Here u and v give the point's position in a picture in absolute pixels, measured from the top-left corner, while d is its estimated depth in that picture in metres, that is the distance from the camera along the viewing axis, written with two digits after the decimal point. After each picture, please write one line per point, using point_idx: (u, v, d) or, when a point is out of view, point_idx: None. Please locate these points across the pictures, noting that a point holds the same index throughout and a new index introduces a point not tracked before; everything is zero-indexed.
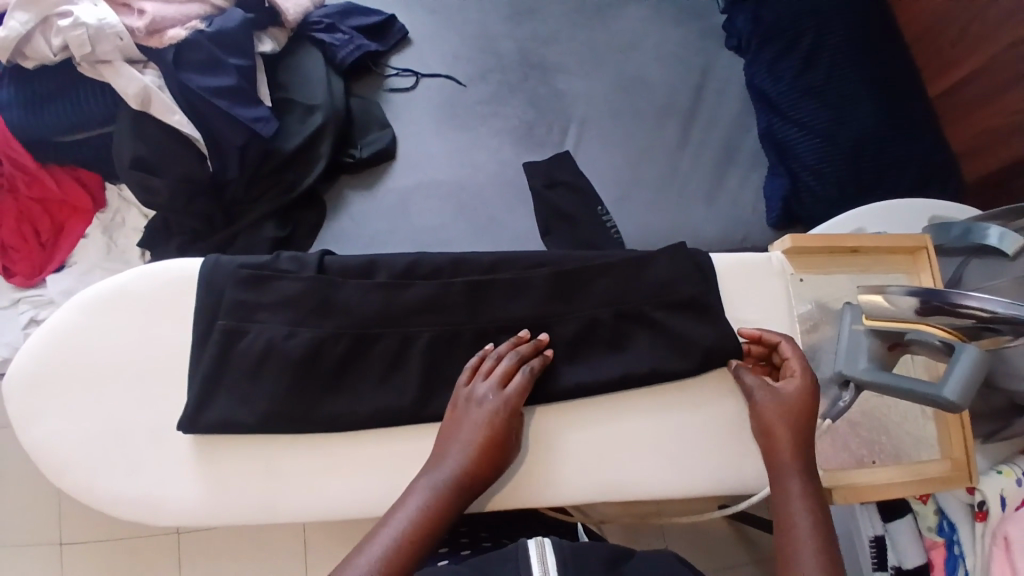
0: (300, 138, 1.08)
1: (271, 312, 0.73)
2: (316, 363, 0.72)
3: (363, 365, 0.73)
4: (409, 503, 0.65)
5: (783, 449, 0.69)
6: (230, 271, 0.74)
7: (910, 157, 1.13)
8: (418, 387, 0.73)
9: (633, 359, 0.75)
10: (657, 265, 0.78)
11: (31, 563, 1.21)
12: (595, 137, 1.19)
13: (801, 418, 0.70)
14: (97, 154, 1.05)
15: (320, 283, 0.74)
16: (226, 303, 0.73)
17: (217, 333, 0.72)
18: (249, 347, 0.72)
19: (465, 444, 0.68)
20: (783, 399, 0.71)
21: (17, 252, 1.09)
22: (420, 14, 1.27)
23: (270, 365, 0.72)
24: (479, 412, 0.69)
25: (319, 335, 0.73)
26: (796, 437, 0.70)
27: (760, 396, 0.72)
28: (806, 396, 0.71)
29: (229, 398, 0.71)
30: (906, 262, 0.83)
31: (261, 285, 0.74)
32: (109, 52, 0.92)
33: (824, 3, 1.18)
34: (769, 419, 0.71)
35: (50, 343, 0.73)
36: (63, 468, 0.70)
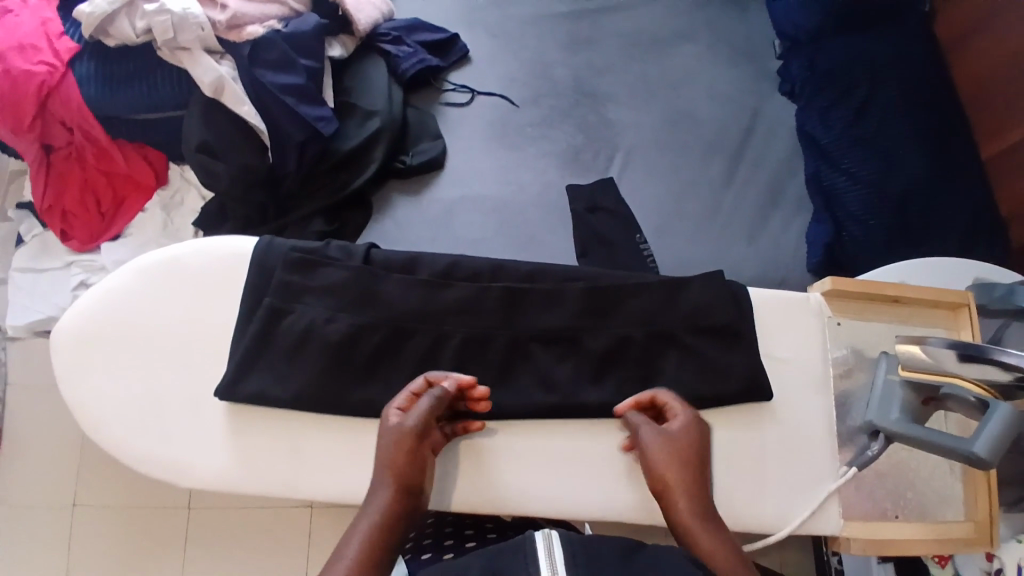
0: (357, 140, 1.12)
1: (316, 296, 0.75)
2: (352, 350, 0.74)
3: (396, 356, 0.75)
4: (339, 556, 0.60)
5: (675, 498, 0.66)
6: (282, 252, 0.77)
7: (957, 215, 1.12)
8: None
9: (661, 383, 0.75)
10: (692, 290, 0.78)
11: (46, 521, 1.25)
12: (640, 166, 1.21)
13: (686, 463, 0.67)
14: (164, 135, 1.11)
15: (364, 273, 0.76)
16: (274, 282, 0.75)
17: (262, 310, 0.74)
18: (291, 326, 0.74)
19: (382, 467, 0.65)
20: (666, 438, 0.69)
21: (76, 218, 1.14)
22: (482, 35, 1.32)
23: (307, 346, 0.74)
24: (383, 446, 0.66)
25: (358, 323, 0.75)
26: (691, 483, 0.66)
27: (648, 442, 0.69)
28: (680, 445, 0.68)
29: (266, 373, 0.73)
30: (947, 318, 0.82)
31: (309, 270, 0.76)
32: (190, 41, 0.97)
33: (880, 57, 1.19)
34: (661, 472, 0.67)
35: (102, 303, 0.76)
36: (99, 421, 0.73)
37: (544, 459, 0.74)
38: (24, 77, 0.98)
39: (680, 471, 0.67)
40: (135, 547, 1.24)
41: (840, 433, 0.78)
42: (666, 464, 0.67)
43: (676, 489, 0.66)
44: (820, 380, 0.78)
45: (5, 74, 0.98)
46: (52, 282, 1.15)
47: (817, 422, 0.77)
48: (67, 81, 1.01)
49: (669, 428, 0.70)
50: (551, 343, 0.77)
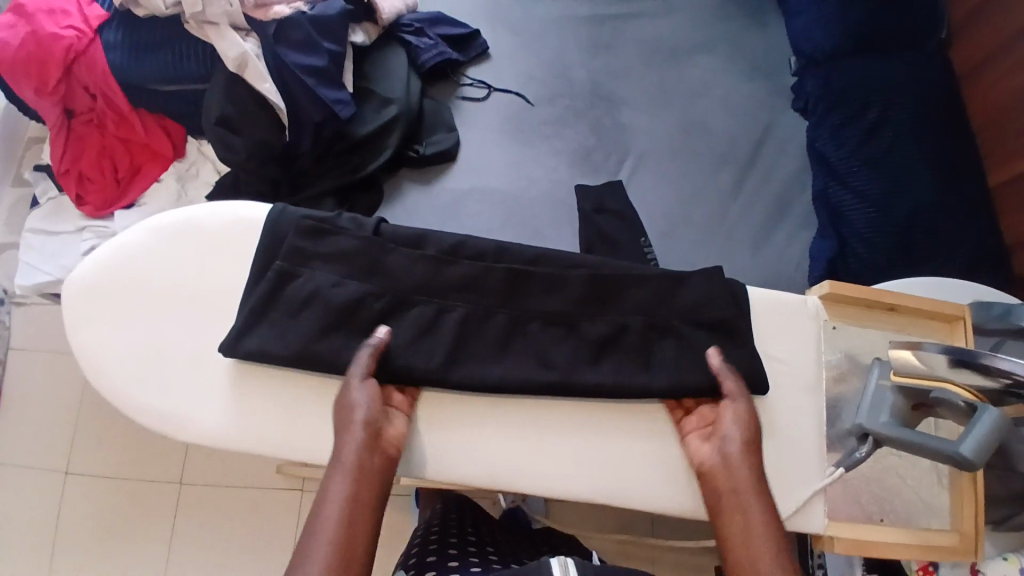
0: (372, 125, 1.14)
1: (325, 262, 0.77)
2: (354, 316, 0.75)
3: (396, 326, 0.76)
4: (334, 489, 0.65)
5: (741, 465, 0.70)
6: (295, 219, 0.78)
7: (964, 239, 1.13)
8: (444, 356, 0.75)
9: (656, 372, 0.76)
10: (693, 285, 0.80)
11: (39, 486, 1.29)
12: (651, 171, 1.23)
13: (748, 434, 0.72)
14: (185, 108, 1.13)
15: (373, 244, 0.78)
16: (286, 246, 0.77)
17: (270, 273, 0.75)
18: (298, 290, 0.76)
19: (361, 411, 0.69)
20: (744, 413, 0.73)
21: (91, 184, 1.16)
22: (503, 33, 1.34)
23: (311, 309, 0.75)
24: (356, 396, 0.70)
25: (362, 292, 0.76)
26: (749, 454, 0.71)
27: (736, 407, 0.73)
28: (750, 415, 0.73)
29: (268, 331, 0.74)
30: (942, 331, 0.83)
31: (319, 238, 0.78)
32: (218, 16, 1.00)
33: (893, 79, 1.21)
34: (733, 435, 0.72)
35: (114, 256, 0.77)
36: (102, 372, 0.74)
37: (535, 439, 0.75)
38: (51, 39, 1.01)
39: (747, 445, 0.72)
40: (125, 515, 1.28)
41: (828, 435, 0.79)
42: (744, 430, 0.72)
43: (739, 454, 0.71)
44: (812, 382, 0.79)
45: (33, 35, 1.01)
46: (63, 245, 1.17)
47: (808, 422, 0.77)
48: (94, 47, 1.04)
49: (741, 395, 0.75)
50: (549, 326, 0.78)
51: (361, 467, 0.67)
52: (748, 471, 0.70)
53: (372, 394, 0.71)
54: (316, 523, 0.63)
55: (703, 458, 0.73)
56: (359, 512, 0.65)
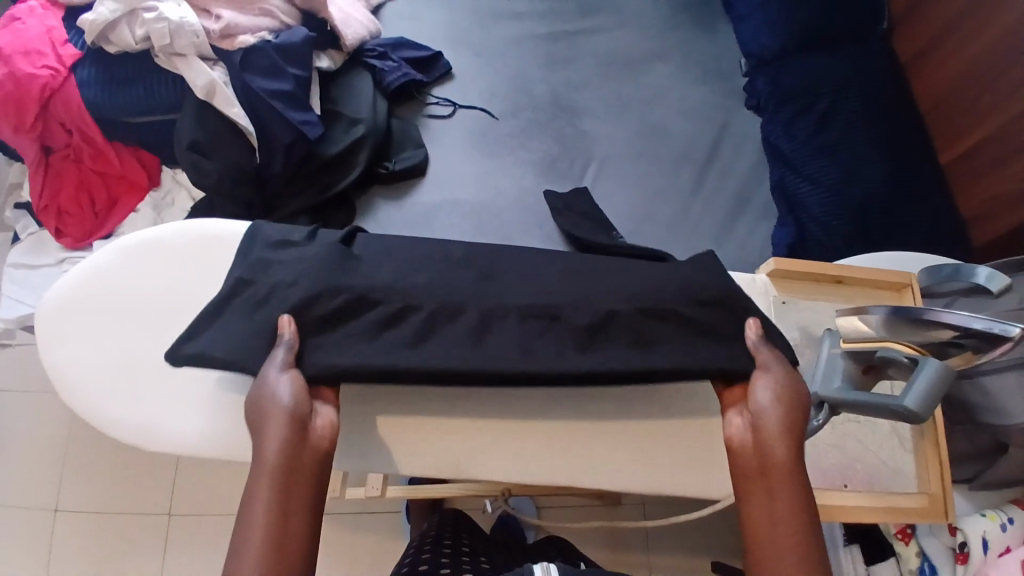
0: (341, 145, 1.18)
1: (284, 266, 0.78)
2: (307, 313, 0.74)
3: (356, 320, 0.75)
4: (258, 490, 0.62)
5: (772, 431, 0.67)
6: (261, 238, 0.81)
7: (916, 216, 1.17)
8: (412, 337, 0.75)
9: (655, 357, 0.76)
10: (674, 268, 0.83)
11: (26, 525, 1.30)
12: (613, 174, 1.28)
13: (783, 400, 0.69)
14: (159, 139, 1.17)
15: (339, 253, 0.80)
16: (251, 257, 0.79)
17: (230, 281, 0.77)
18: (254, 293, 0.76)
19: (280, 406, 0.66)
20: (777, 384, 0.71)
21: (69, 217, 1.19)
22: (465, 53, 1.40)
23: (265, 308, 0.75)
24: (269, 394, 0.67)
25: (317, 290, 0.75)
26: (784, 422, 0.68)
27: (768, 376, 0.72)
28: (790, 384, 0.71)
29: (218, 330, 0.74)
30: (890, 299, 0.86)
31: (284, 250, 0.81)
32: (185, 47, 1.04)
33: (837, 73, 1.27)
34: (767, 401, 0.69)
35: (86, 276, 0.80)
36: (76, 387, 0.76)
37: (501, 433, 0.81)
38: (28, 79, 1.06)
39: (783, 412, 0.68)
40: (115, 551, 1.29)
41: None
42: (777, 396, 0.70)
43: (772, 419, 0.68)
44: None
45: (10, 75, 1.06)
46: (44, 278, 1.19)
47: None
48: (69, 84, 1.09)
49: (776, 367, 0.73)
50: (527, 318, 0.78)
51: (288, 459, 0.64)
52: (784, 441, 0.66)
53: (294, 384, 0.69)
54: (244, 525, 0.60)
55: (734, 431, 0.70)
56: (286, 509, 0.62)
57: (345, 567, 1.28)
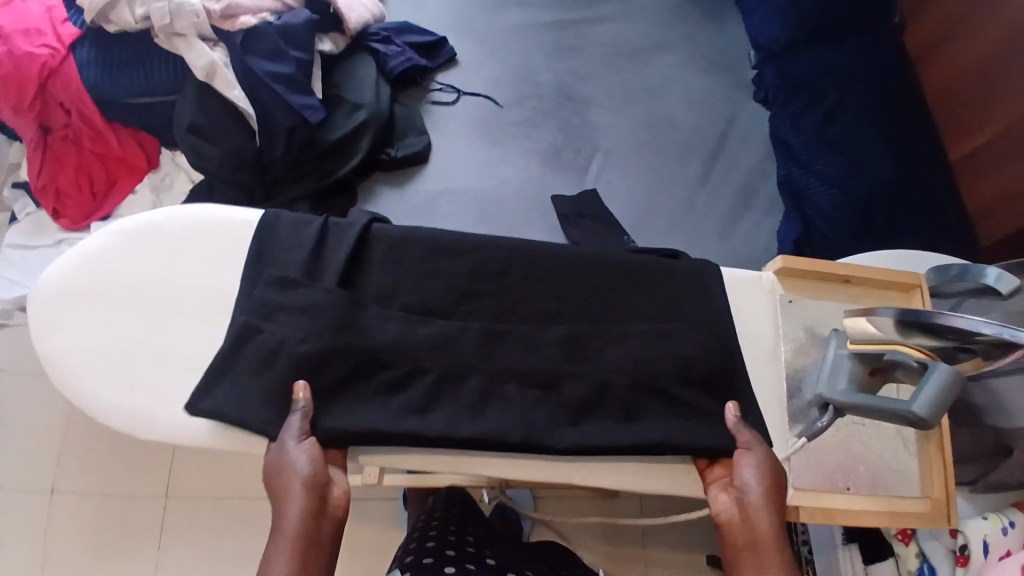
0: (344, 130, 1.16)
1: (291, 316, 0.73)
2: (321, 374, 0.72)
3: (369, 382, 0.72)
4: (282, 561, 0.60)
5: (762, 515, 0.67)
6: (265, 273, 0.75)
7: (924, 213, 1.15)
8: (418, 403, 0.71)
9: (676, 425, 0.73)
10: (678, 269, 0.80)
11: (21, 506, 1.30)
12: (617, 166, 1.26)
13: (769, 483, 0.69)
14: (158, 121, 1.16)
15: (346, 300, 0.74)
16: (254, 298, 0.74)
17: (235, 327, 0.73)
18: (263, 344, 0.72)
19: (299, 478, 0.65)
20: (763, 466, 0.70)
21: (68, 198, 1.18)
22: (470, 39, 1.37)
23: (277, 366, 0.71)
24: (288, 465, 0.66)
25: (331, 348, 0.72)
26: (770, 506, 0.67)
27: (754, 455, 0.71)
28: (771, 465, 0.70)
29: (230, 390, 0.71)
30: (899, 300, 0.84)
31: (289, 289, 0.74)
32: (186, 28, 1.02)
33: (848, 66, 1.24)
34: (754, 483, 0.69)
35: (80, 261, 0.78)
36: (68, 373, 0.74)
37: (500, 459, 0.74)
38: (27, 58, 1.04)
39: (770, 496, 0.68)
40: (111, 533, 1.29)
41: (790, 407, 0.79)
42: (764, 478, 0.69)
43: (760, 501, 0.68)
44: (771, 348, 0.80)
45: (9, 55, 1.03)
46: (42, 259, 1.18)
47: (768, 390, 0.78)
48: (68, 64, 1.07)
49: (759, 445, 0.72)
50: (529, 338, 0.75)
51: (306, 532, 0.63)
52: (768, 523, 0.66)
53: (311, 454, 0.67)
54: None
55: (721, 508, 0.69)
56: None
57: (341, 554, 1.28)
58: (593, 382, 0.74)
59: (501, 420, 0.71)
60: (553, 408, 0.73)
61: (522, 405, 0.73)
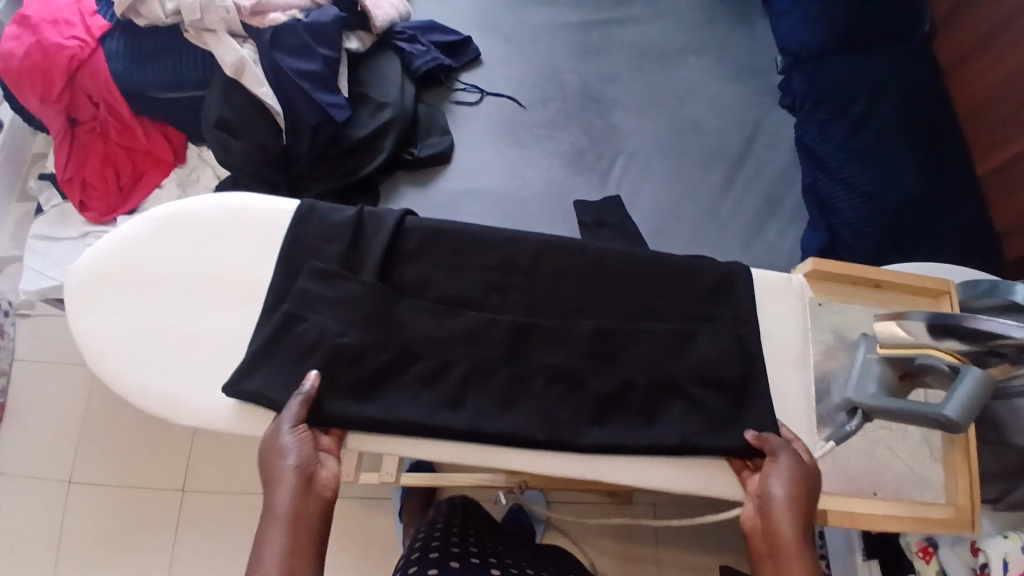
0: (369, 128, 1.17)
1: (331, 307, 0.73)
2: (359, 366, 0.71)
3: (403, 377, 0.72)
4: (271, 543, 0.61)
5: (785, 524, 0.64)
6: (307, 264, 0.75)
7: (952, 225, 1.14)
8: (449, 398, 0.71)
9: (711, 428, 0.71)
10: (710, 263, 0.78)
11: (42, 495, 1.32)
12: (640, 170, 1.26)
13: (796, 493, 0.66)
14: (186, 116, 1.17)
15: (383, 293, 0.74)
16: (295, 287, 0.74)
17: (278, 315, 0.72)
18: (303, 334, 0.72)
19: (288, 462, 0.65)
20: (791, 474, 0.67)
21: (94, 190, 1.19)
22: (496, 40, 1.38)
23: (316, 356, 0.72)
24: (280, 449, 0.65)
25: (368, 342, 0.72)
26: (794, 514, 0.65)
27: (782, 463, 0.68)
28: (807, 473, 0.67)
29: (271, 375, 0.71)
30: (927, 305, 0.83)
31: (330, 280, 0.74)
32: (216, 23, 1.03)
33: (878, 75, 1.24)
34: (779, 491, 0.66)
35: (114, 247, 0.78)
36: (100, 358, 0.75)
37: (529, 463, 0.71)
38: (56, 48, 1.06)
39: (794, 503, 0.65)
40: (127, 524, 1.30)
41: (818, 411, 0.77)
42: (790, 486, 0.66)
43: (784, 509, 0.65)
44: (799, 355, 0.77)
45: (38, 45, 1.06)
46: (67, 251, 1.19)
47: (795, 396, 0.75)
48: (97, 56, 1.08)
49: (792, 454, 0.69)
50: (558, 340, 0.74)
51: (296, 514, 0.63)
52: (791, 532, 0.63)
53: (302, 439, 0.67)
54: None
55: (748, 516, 0.68)
56: (298, 565, 0.61)
57: (357, 552, 1.29)
58: (619, 382, 0.73)
59: (530, 418, 0.71)
60: (579, 406, 0.72)
61: (548, 404, 0.72)
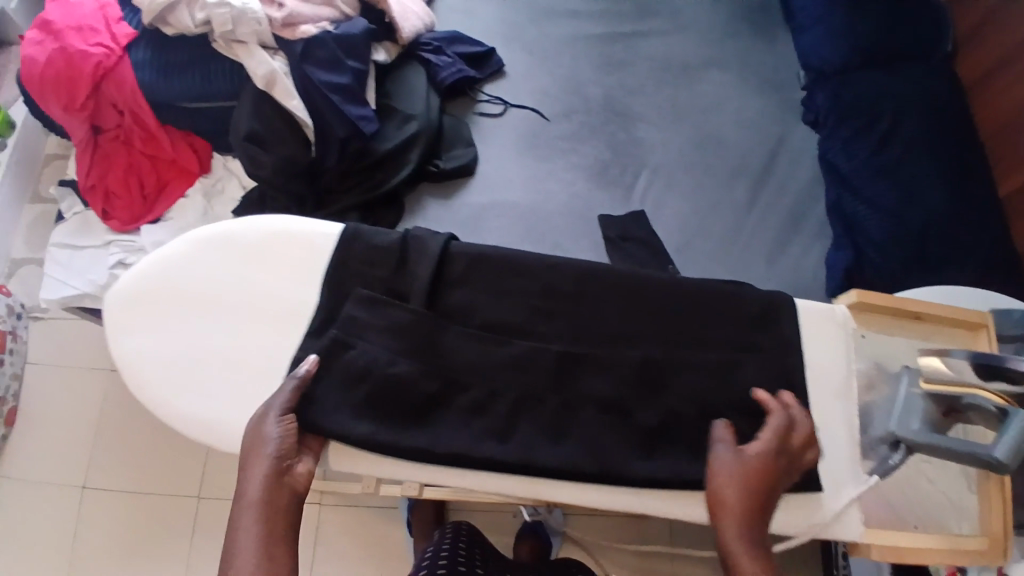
0: (395, 141, 1.17)
1: (377, 335, 0.73)
2: (407, 395, 0.72)
3: (451, 406, 0.72)
4: (245, 530, 0.63)
5: (721, 515, 0.66)
6: (353, 291, 0.75)
7: (977, 246, 1.14)
8: (498, 430, 0.71)
9: None
10: (752, 291, 0.79)
11: (56, 501, 1.31)
12: (664, 185, 1.26)
13: (737, 483, 0.66)
14: (211, 126, 1.16)
15: (429, 320, 0.74)
16: (342, 313, 0.74)
17: (326, 340, 0.73)
18: (349, 362, 0.72)
19: (265, 449, 0.66)
20: (730, 465, 0.68)
21: (119, 199, 1.18)
22: (519, 51, 1.38)
23: (366, 384, 0.72)
24: (261, 437, 0.67)
25: (415, 370, 0.72)
26: (734, 505, 0.66)
27: (721, 455, 0.69)
28: (759, 463, 0.68)
29: (320, 400, 0.71)
30: (966, 339, 0.84)
31: (375, 307, 0.74)
32: (247, 35, 1.03)
33: (903, 94, 1.24)
34: (717, 483, 0.67)
35: (156, 269, 0.79)
36: (142, 381, 0.75)
37: (574, 491, 0.72)
38: (81, 57, 1.05)
39: (736, 493, 0.66)
40: (142, 531, 1.30)
41: (861, 443, 0.77)
42: (728, 476, 0.67)
43: (722, 500, 0.66)
44: (842, 385, 0.77)
45: (61, 52, 1.05)
46: (91, 260, 1.17)
47: (838, 429, 0.76)
48: (123, 64, 1.07)
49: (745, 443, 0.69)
50: (602, 368, 0.75)
51: (267, 501, 0.64)
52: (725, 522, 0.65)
53: (286, 430, 0.68)
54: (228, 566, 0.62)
55: None
56: (266, 549, 0.62)
57: (377, 563, 1.29)
58: (664, 412, 0.73)
59: (579, 446, 0.71)
60: (625, 435, 0.72)
61: (595, 433, 0.72)
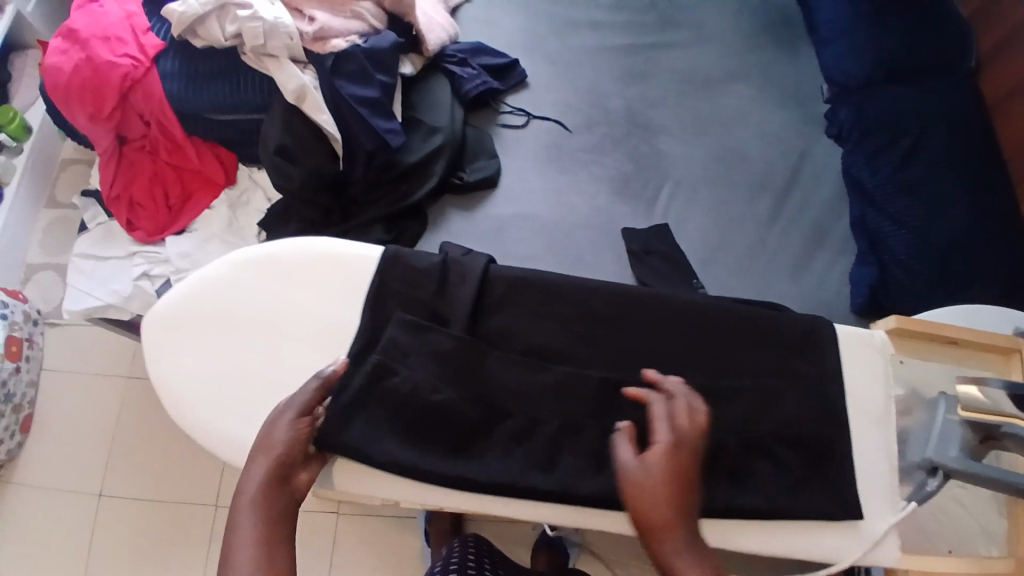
0: (420, 154, 1.17)
1: (420, 360, 0.74)
2: (451, 421, 0.73)
3: (493, 431, 0.73)
4: (243, 530, 0.62)
5: (650, 525, 0.64)
6: (397, 316, 0.76)
7: (1001, 264, 1.14)
8: (540, 456, 0.72)
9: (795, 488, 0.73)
10: (789, 319, 0.80)
11: (73, 507, 1.31)
12: (687, 199, 1.26)
13: (658, 492, 0.65)
14: (238, 138, 1.15)
15: (471, 346, 0.75)
16: (385, 336, 0.75)
17: (370, 365, 0.73)
18: (393, 388, 0.73)
19: (274, 447, 0.66)
20: (636, 477, 0.65)
21: (144, 210, 1.18)
22: (541, 63, 1.38)
23: (410, 409, 0.73)
24: (276, 434, 0.68)
25: (459, 396, 0.73)
26: (661, 515, 0.64)
27: (627, 465, 0.66)
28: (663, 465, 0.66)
29: (364, 427, 0.71)
30: (997, 363, 0.84)
31: (419, 332, 0.75)
32: (278, 49, 1.02)
33: (927, 110, 1.24)
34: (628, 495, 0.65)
35: (195, 289, 0.79)
36: (181, 401, 0.75)
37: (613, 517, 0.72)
38: (107, 66, 1.04)
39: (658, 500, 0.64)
40: (158, 538, 1.30)
41: (900, 468, 0.78)
42: (643, 487, 0.65)
43: (643, 511, 0.64)
44: (882, 412, 0.78)
45: (88, 61, 1.04)
46: (114, 270, 1.16)
47: (875, 456, 0.76)
48: (151, 75, 1.07)
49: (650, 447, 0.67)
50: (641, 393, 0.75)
51: (264, 500, 0.64)
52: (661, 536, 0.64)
53: (301, 431, 0.68)
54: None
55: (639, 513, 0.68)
56: (268, 551, 0.62)
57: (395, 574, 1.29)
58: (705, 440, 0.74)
59: None
60: None
61: None
